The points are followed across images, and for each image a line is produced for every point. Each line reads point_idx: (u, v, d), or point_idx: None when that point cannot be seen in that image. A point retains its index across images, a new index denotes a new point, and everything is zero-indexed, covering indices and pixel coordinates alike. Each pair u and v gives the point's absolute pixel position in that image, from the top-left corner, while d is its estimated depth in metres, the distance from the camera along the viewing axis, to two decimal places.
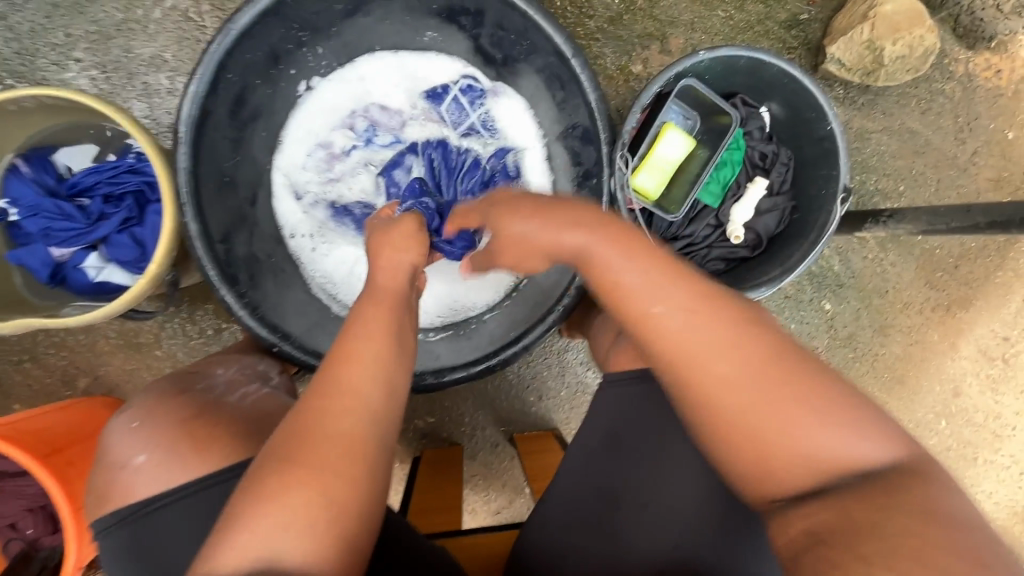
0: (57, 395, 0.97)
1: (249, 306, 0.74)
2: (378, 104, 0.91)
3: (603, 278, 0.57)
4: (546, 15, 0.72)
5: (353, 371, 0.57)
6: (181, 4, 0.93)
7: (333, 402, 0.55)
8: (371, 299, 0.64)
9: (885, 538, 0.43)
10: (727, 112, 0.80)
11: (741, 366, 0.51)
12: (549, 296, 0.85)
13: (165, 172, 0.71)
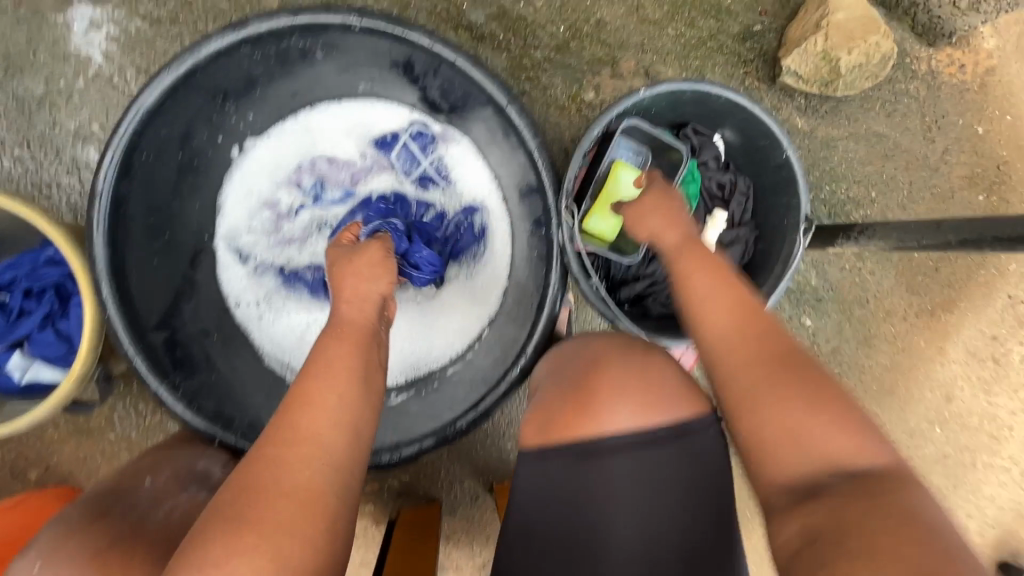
0: (7, 487, 0.93)
1: (186, 397, 0.73)
2: (325, 156, 0.87)
3: (688, 274, 0.59)
4: (472, 63, 0.70)
5: (308, 417, 0.53)
6: (105, 72, 0.90)
7: (295, 445, 0.52)
8: (335, 335, 0.61)
9: (860, 533, 0.42)
10: (677, 147, 0.77)
11: (783, 369, 0.52)
12: (508, 351, 0.81)
13: (84, 268, 0.69)
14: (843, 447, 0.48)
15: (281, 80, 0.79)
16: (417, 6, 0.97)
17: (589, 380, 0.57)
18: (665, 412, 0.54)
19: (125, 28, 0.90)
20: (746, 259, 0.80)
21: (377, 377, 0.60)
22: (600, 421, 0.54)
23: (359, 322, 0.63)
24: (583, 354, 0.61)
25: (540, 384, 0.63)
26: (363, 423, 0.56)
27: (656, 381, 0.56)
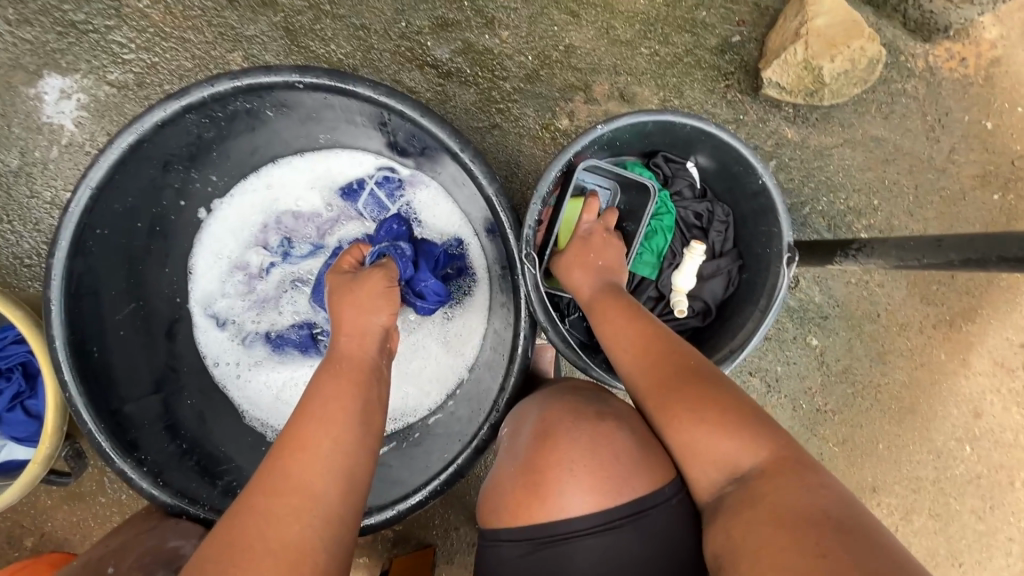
0: (4, 557, 0.94)
1: (153, 471, 0.71)
2: (291, 209, 0.86)
3: (605, 320, 0.64)
4: (420, 111, 0.68)
5: (303, 462, 0.54)
6: (78, 140, 0.91)
7: (289, 490, 0.52)
8: (334, 369, 0.62)
9: (751, 536, 0.47)
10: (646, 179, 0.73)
11: (681, 396, 0.57)
12: (483, 402, 0.79)
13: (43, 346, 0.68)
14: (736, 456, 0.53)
15: (237, 139, 0.77)
16: (380, 48, 0.95)
17: (537, 459, 0.57)
18: (622, 492, 0.54)
19: (95, 96, 0.91)
20: (731, 290, 0.75)
21: (375, 415, 0.60)
22: (556, 506, 0.54)
23: (359, 359, 0.64)
24: (533, 425, 0.61)
25: (501, 450, 0.64)
26: (359, 465, 0.56)
27: (608, 445, 0.57)
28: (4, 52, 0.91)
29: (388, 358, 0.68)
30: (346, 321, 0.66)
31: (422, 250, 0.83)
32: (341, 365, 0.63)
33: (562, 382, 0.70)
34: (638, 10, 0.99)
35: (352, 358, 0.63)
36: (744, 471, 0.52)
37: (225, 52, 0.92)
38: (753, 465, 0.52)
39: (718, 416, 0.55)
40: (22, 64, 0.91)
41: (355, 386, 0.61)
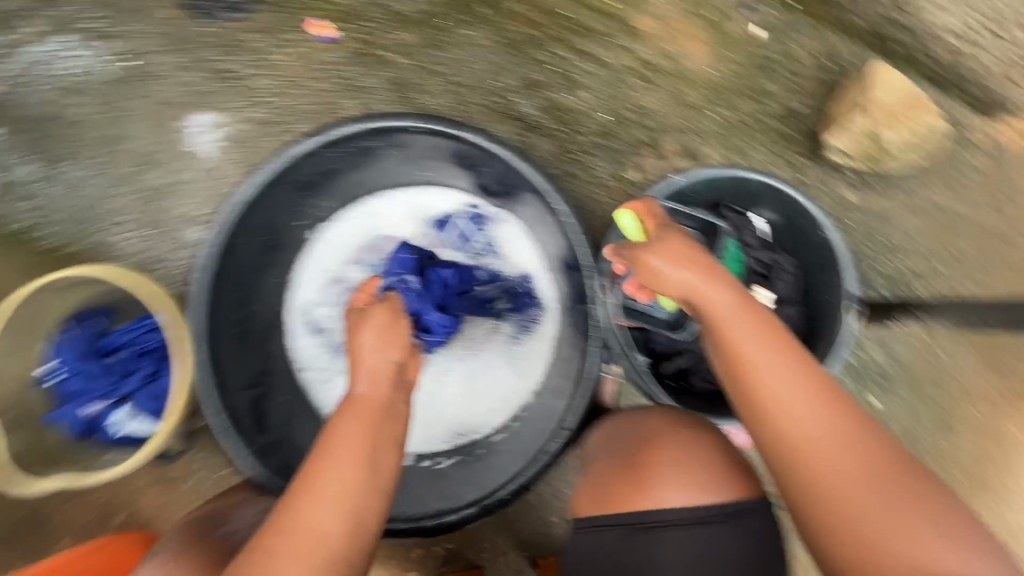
0: (93, 533, 1.02)
1: (257, 451, 0.82)
2: (386, 235, 0.96)
3: (722, 326, 0.62)
4: (517, 155, 0.79)
5: (312, 506, 0.58)
6: (214, 167, 1.07)
7: (299, 528, 0.57)
8: (354, 411, 0.65)
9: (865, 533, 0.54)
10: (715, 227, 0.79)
11: (805, 399, 0.58)
12: (550, 421, 0.86)
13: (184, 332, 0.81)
14: (856, 458, 0.56)
15: (355, 171, 0.90)
16: (474, 102, 1.09)
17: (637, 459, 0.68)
18: (709, 488, 0.65)
19: (234, 130, 1.08)
20: (794, 336, 0.81)
21: (385, 457, 0.64)
22: (654, 500, 0.65)
23: (377, 397, 0.67)
24: (634, 430, 0.71)
25: (591, 451, 0.74)
26: (366, 506, 0.61)
27: (697, 453, 0.67)
28: (163, 90, 1.08)
29: (405, 395, 0.72)
30: (370, 365, 0.68)
31: (428, 279, 0.91)
32: (357, 406, 0.66)
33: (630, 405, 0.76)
34: (707, 78, 1.09)
35: (368, 401, 0.66)
36: (863, 470, 0.56)
37: (344, 99, 1.09)
38: (870, 466, 0.56)
39: (839, 420, 0.58)
40: (177, 100, 1.08)
41: (373, 422, 0.65)
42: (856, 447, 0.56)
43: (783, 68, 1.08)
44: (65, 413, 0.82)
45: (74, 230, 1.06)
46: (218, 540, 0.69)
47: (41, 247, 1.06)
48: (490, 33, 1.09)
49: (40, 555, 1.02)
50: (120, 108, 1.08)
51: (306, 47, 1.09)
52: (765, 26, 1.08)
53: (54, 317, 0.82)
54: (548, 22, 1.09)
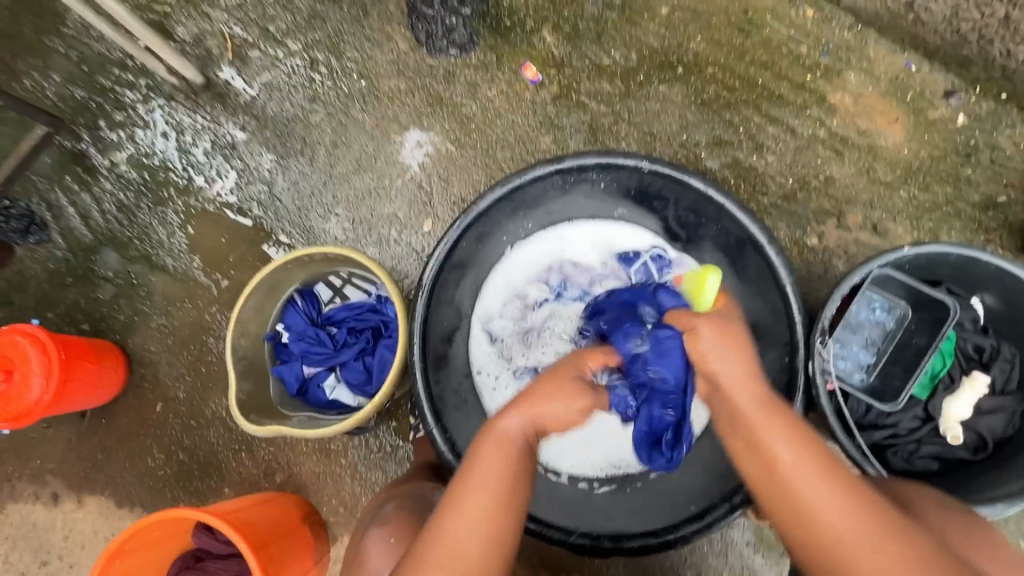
0: (258, 485, 1.13)
1: (449, 440, 0.89)
2: (571, 260, 1.03)
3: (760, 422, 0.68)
4: (739, 206, 0.84)
5: (460, 525, 0.63)
6: (418, 178, 1.20)
7: (447, 546, 0.63)
8: (496, 445, 0.68)
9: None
10: (942, 301, 0.78)
11: (816, 476, 0.65)
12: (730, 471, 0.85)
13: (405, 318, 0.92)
14: (856, 520, 0.63)
15: (562, 199, 0.98)
16: (662, 151, 1.15)
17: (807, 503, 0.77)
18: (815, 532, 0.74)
19: (440, 150, 1.20)
20: (1011, 431, 0.79)
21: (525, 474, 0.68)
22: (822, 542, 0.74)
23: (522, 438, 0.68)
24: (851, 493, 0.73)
25: None
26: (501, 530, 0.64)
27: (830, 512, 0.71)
28: (386, 108, 1.23)
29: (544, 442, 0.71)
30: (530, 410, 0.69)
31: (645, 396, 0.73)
32: (499, 439, 0.68)
33: None
34: (903, 157, 1.09)
35: (511, 437, 0.68)
36: (862, 528, 0.63)
37: (541, 134, 1.18)
38: (860, 514, 0.63)
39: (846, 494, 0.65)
40: (396, 118, 1.22)
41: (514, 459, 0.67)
42: (864, 510, 0.64)
43: (987, 158, 1.06)
44: (285, 371, 0.98)
45: (294, 216, 1.22)
46: (427, 522, 0.79)
47: (264, 225, 1.23)
48: (686, 90, 1.15)
49: (213, 494, 1.15)
50: (347, 118, 1.24)
51: (515, 85, 1.20)
52: (971, 115, 1.07)
53: (297, 285, 1.00)
54: (744, 88, 1.14)
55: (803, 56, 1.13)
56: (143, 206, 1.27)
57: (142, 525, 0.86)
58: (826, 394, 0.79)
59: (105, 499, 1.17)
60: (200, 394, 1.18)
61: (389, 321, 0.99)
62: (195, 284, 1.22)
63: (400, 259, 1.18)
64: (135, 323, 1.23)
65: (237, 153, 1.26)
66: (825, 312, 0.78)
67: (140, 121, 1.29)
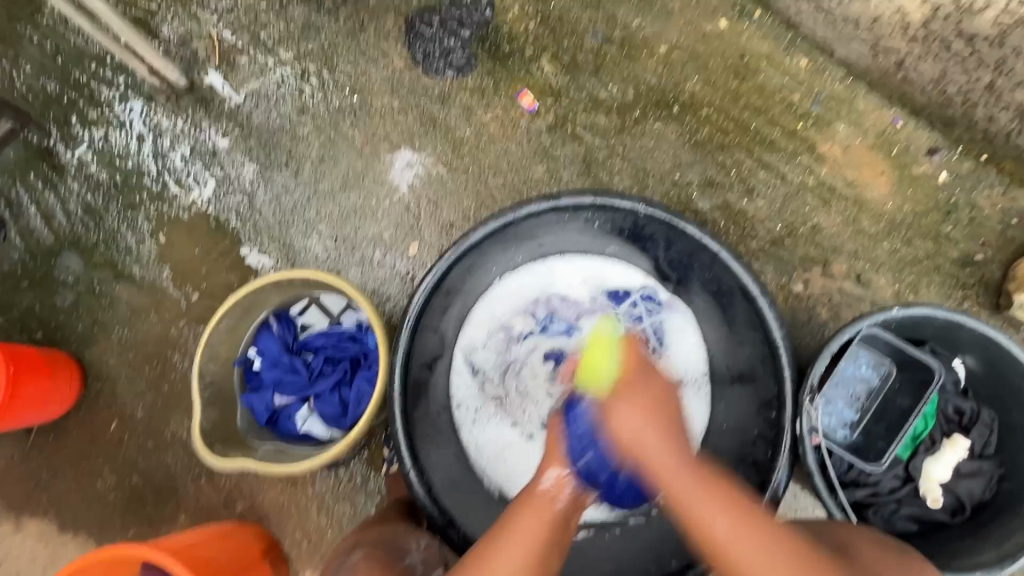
0: (216, 513, 1.07)
1: (424, 483, 0.85)
2: (560, 295, 1.01)
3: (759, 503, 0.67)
4: (734, 257, 0.83)
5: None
6: (406, 199, 1.17)
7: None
8: (531, 504, 0.66)
9: None
10: (928, 363, 0.81)
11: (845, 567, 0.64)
12: None
13: (385, 349, 0.90)
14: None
15: (554, 235, 0.97)
16: (654, 188, 1.15)
17: None
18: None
19: (431, 172, 1.18)
20: (988, 494, 0.81)
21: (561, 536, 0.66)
22: None
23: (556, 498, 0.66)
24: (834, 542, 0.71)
25: None
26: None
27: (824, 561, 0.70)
28: (378, 126, 1.20)
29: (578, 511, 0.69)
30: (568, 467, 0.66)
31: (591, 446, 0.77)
32: (539, 502, 0.66)
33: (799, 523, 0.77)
34: (887, 210, 1.11)
35: (549, 500, 0.66)
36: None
37: (534, 163, 1.17)
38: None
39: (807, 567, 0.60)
40: (387, 136, 1.19)
41: (549, 524, 0.65)
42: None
43: (966, 216, 1.09)
44: (255, 400, 0.96)
45: (274, 230, 1.17)
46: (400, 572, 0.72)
47: (241, 238, 1.17)
48: (681, 130, 1.16)
49: (167, 521, 1.08)
50: (337, 133, 1.20)
51: (511, 111, 1.18)
52: (952, 174, 1.10)
53: (273, 307, 0.98)
54: (737, 131, 1.15)
55: (795, 104, 1.14)
56: (111, 209, 1.21)
57: (90, 560, 0.81)
58: (813, 450, 0.79)
59: (47, 522, 1.09)
60: (160, 414, 1.11)
61: (367, 352, 0.97)
62: (162, 295, 1.16)
63: (383, 282, 1.15)
64: (94, 334, 1.16)
65: (217, 160, 1.21)
66: (816, 368, 0.80)
67: (116, 120, 1.23)
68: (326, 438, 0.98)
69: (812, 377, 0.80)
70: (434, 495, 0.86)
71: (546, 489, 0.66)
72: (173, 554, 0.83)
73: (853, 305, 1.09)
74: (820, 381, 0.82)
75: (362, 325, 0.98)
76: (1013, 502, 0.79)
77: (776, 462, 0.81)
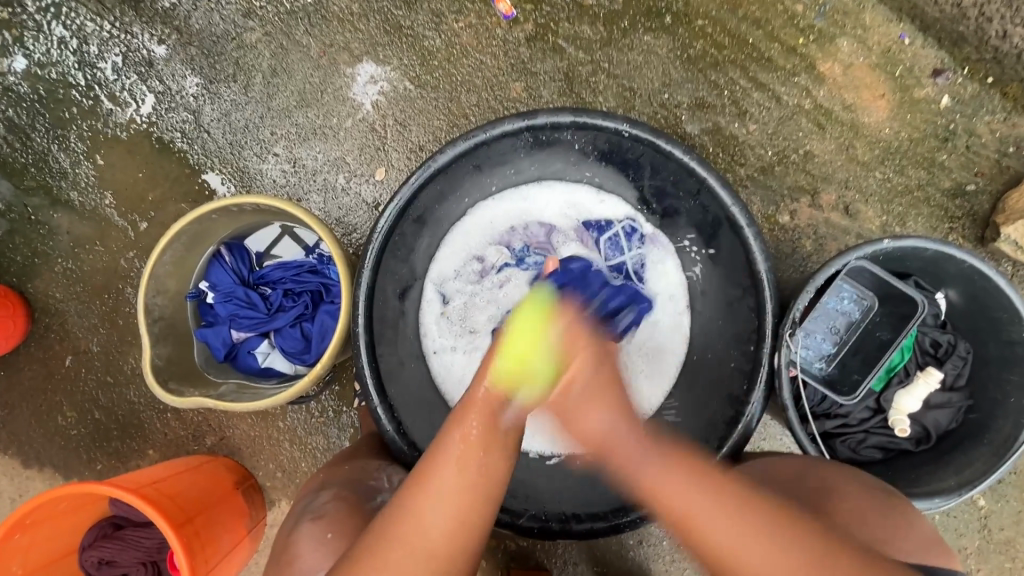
0: (185, 447, 1.05)
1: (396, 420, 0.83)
2: (538, 222, 0.96)
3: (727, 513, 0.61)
4: (723, 184, 0.78)
5: (430, 502, 0.59)
6: (370, 118, 1.06)
7: (412, 519, 0.58)
8: (472, 422, 0.63)
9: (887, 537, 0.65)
10: (913, 297, 0.80)
11: None
12: None
13: (347, 278, 0.85)
14: None
15: (531, 160, 0.90)
16: (641, 110, 1.06)
17: None
18: None
19: (397, 88, 1.06)
20: (954, 424, 0.83)
21: (496, 461, 0.63)
22: None
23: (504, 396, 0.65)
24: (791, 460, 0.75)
25: None
26: (478, 514, 0.60)
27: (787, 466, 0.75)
28: (336, 34, 1.07)
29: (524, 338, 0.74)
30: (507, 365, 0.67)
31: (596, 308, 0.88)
32: (475, 407, 0.64)
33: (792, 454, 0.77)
34: (884, 136, 1.04)
35: (489, 407, 0.64)
36: None
37: (511, 79, 1.06)
38: (714, 542, 0.59)
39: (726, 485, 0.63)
40: (347, 46, 1.06)
41: (489, 436, 0.63)
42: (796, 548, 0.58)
43: (963, 144, 1.03)
44: (210, 335, 0.92)
45: (224, 152, 1.07)
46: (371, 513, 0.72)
47: (189, 160, 1.07)
48: (672, 44, 1.05)
49: (135, 456, 1.06)
50: (289, 41, 1.07)
51: (485, 20, 1.06)
52: (955, 98, 1.03)
53: (222, 238, 0.92)
54: (734, 46, 1.05)
55: (798, 16, 1.04)
56: (38, 126, 1.08)
57: (43, 500, 0.78)
58: (788, 381, 0.78)
59: (10, 458, 1.06)
60: (117, 349, 1.06)
61: (329, 284, 0.93)
62: (107, 224, 1.07)
63: (348, 211, 1.06)
64: (36, 265, 1.07)
65: (155, 72, 1.07)
66: (798, 302, 0.78)
67: (31, 22, 1.07)
68: (291, 373, 0.95)
69: (794, 311, 0.78)
70: (406, 430, 0.83)
71: (484, 394, 0.65)
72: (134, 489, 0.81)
73: (839, 238, 1.04)
74: (802, 314, 0.79)
75: (323, 257, 0.93)
76: (977, 431, 0.80)
77: (750, 396, 0.78)
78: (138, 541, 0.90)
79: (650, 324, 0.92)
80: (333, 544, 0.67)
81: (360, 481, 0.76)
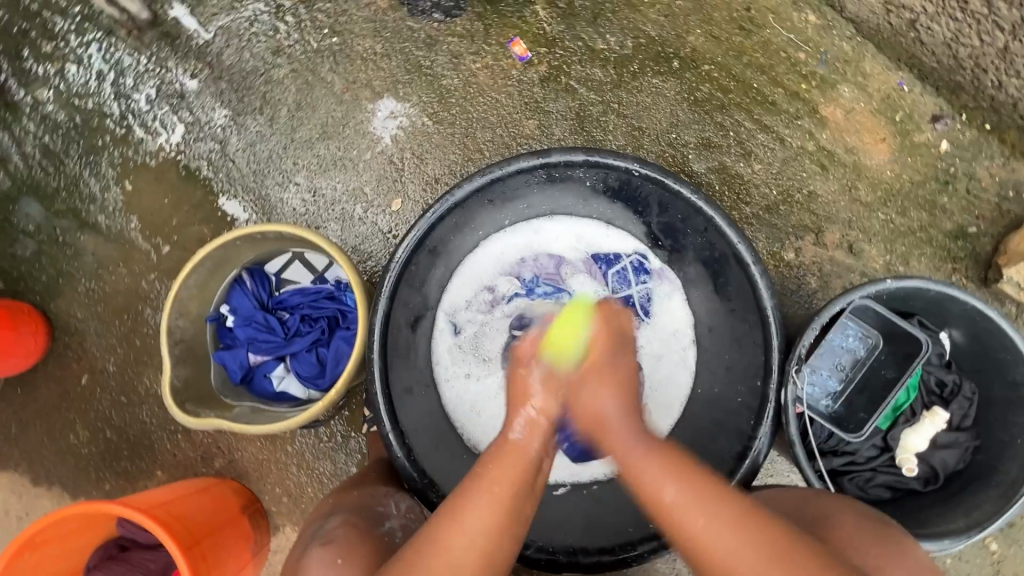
0: (193, 469, 1.06)
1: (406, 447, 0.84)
2: (548, 255, 0.98)
3: (724, 523, 0.59)
4: (729, 224, 0.80)
5: (460, 529, 0.60)
6: (389, 151, 1.11)
7: (442, 548, 0.59)
8: (501, 465, 0.65)
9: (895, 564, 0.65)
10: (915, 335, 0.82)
11: None
12: None
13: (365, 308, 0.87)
14: None
15: (543, 195, 0.94)
16: (649, 148, 1.10)
17: None
18: None
19: (416, 123, 1.11)
20: (962, 465, 0.83)
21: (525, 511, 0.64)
22: None
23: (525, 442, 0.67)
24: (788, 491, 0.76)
25: None
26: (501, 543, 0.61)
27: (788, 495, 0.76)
28: (359, 71, 1.12)
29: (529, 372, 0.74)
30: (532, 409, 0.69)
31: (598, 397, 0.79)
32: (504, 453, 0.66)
33: (797, 488, 0.77)
34: (885, 178, 1.08)
35: (512, 451, 0.66)
36: None
37: (524, 117, 1.10)
38: (743, 530, 0.58)
39: (741, 529, 0.58)
40: (369, 83, 1.12)
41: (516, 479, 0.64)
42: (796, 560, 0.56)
43: (963, 187, 1.06)
44: (228, 357, 0.94)
45: (248, 180, 1.11)
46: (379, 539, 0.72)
47: (213, 187, 1.11)
48: (680, 87, 1.10)
49: (143, 476, 1.06)
50: (314, 78, 1.13)
51: (501, 61, 1.11)
52: (954, 143, 1.06)
53: (245, 263, 0.95)
54: (738, 90, 1.09)
55: (800, 63, 1.09)
56: (72, 152, 1.13)
57: (56, 518, 0.79)
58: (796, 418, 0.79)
59: (19, 475, 1.07)
60: (132, 369, 1.08)
61: (345, 310, 0.96)
62: (132, 247, 1.10)
63: (364, 239, 1.09)
64: (60, 285, 1.11)
65: (186, 104, 1.13)
66: (803, 338, 0.80)
67: (72, 55, 1.13)
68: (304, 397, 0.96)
69: (800, 348, 0.80)
70: (416, 459, 0.84)
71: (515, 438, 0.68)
72: (142, 510, 0.81)
73: (843, 276, 1.07)
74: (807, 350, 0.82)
75: (341, 284, 0.96)
76: (985, 472, 0.80)
77: (758, 430, 0.80)
78: (143, 563, 0.90)
79: (658, 359, 0.93)
80: (344, 568, 0.67)
81: (369, 508, 0.77)
